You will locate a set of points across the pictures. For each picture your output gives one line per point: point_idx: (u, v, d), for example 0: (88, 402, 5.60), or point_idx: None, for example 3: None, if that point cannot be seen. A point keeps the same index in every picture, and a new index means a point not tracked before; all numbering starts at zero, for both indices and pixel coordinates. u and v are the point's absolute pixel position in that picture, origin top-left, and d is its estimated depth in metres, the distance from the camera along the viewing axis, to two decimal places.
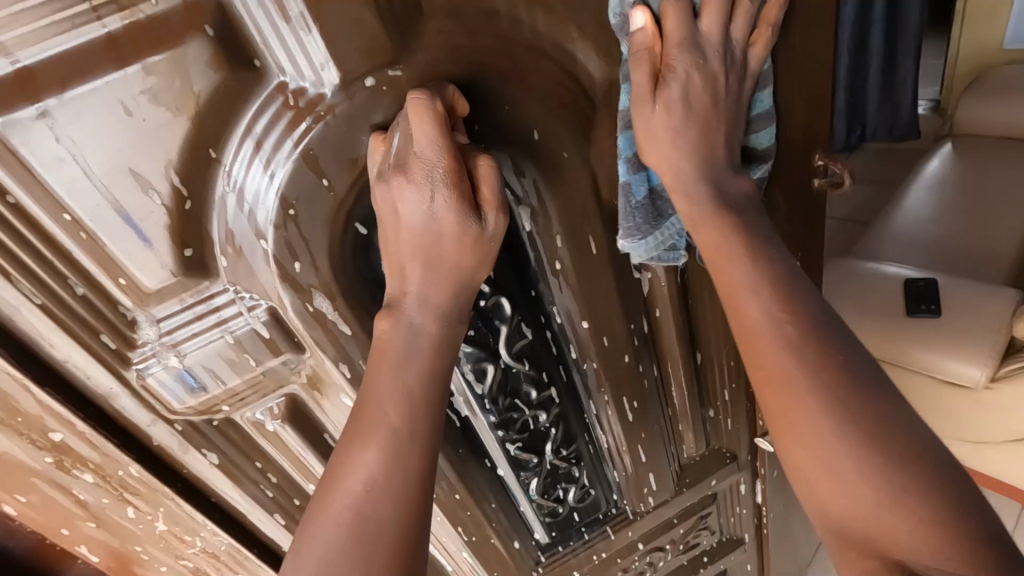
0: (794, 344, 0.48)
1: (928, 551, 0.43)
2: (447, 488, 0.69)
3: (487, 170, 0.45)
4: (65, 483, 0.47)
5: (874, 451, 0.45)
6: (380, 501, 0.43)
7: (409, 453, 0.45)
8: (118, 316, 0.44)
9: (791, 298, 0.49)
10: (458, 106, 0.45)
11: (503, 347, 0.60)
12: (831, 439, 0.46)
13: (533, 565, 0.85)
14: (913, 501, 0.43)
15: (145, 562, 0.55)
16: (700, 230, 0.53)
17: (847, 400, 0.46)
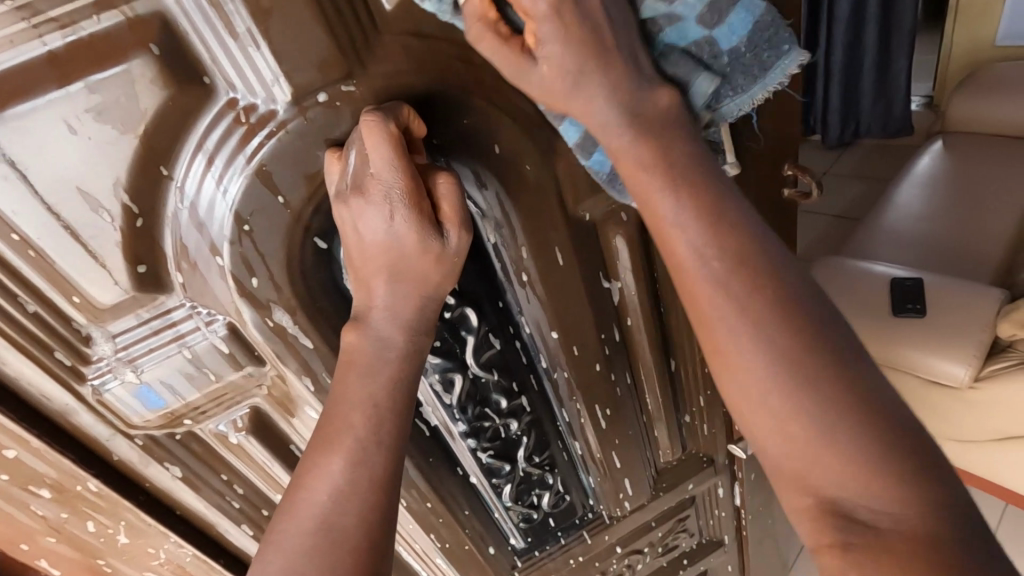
0: (725, 281, 0.43)
1: (871, 497, 0.40)
2: (419, 496, 0.69)
3: (448, 188, 0.45)
4: (22, 498, 0.47)
5: (816, 396, 0.41)
6: (345, 507, 0.44)
7: (375, 461, 0.45)
8: (72, 332, 0.44)
9: (731, 240, 0.43)
10: (415, 126, 0.44)
11: (470, 357, 0.60)
12: (764, 374, 0.43)
13: (509, 569, 0.85)
14: (851, 443, 0.40)
15: (109, 574, 0.55)
16: (623, 157, 0.44)
17: (788, 341, 0.42)
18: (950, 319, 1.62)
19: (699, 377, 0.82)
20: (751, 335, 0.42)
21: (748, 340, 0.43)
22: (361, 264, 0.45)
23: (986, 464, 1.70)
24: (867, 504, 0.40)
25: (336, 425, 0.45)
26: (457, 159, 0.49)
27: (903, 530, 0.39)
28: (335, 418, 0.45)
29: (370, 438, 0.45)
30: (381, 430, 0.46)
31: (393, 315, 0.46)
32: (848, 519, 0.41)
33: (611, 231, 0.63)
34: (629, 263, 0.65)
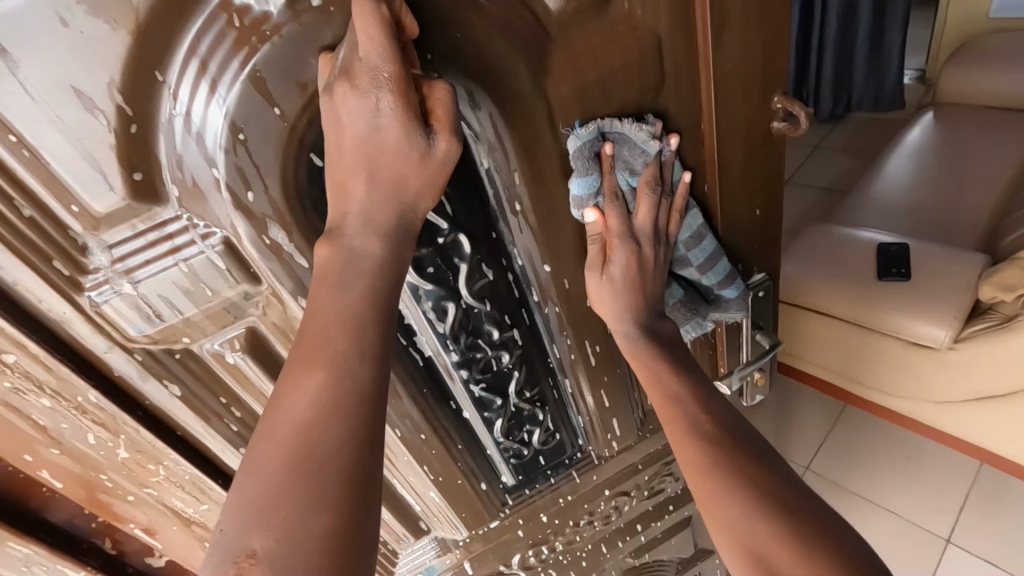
0: (707, 435, 0.61)
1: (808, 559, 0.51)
2: (413, 428, 0.70)
3: (443, 92, 0.46)
4: (23, 406, 0.48)
5: (773, 512, 0.55)
6: (325, 425, 0.44)
7: (359, 375, 0.45)
8: (69, 240, 0.44)
9: (709, 406, 0.64)
10: (409, 22, 0.44)
11: (463, 285, 0.61)
12: (737, 493, 0.57)
13: (500, 506, 0.88)
14: (799, 541, 0.52)
15: (109, 491, 0.56)
16: (636, 359, 0.66)
17: (748, 474, 0.58)
18: (934, 280, 1.66)
19: None
20: (719, 460, 0.59)
21: (716, 469, 0.59)
22: (353, 171, 0.46)
23: (962, 423, 1.75)
24: None
25: (326, 334, 0.46)
26: (448, 73, 0.50)
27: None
28: (325, 327, 0.46)
29: (359, 346, 0.46)
30: (370, 340, 0.46)
31: (384, 226, 0.47)
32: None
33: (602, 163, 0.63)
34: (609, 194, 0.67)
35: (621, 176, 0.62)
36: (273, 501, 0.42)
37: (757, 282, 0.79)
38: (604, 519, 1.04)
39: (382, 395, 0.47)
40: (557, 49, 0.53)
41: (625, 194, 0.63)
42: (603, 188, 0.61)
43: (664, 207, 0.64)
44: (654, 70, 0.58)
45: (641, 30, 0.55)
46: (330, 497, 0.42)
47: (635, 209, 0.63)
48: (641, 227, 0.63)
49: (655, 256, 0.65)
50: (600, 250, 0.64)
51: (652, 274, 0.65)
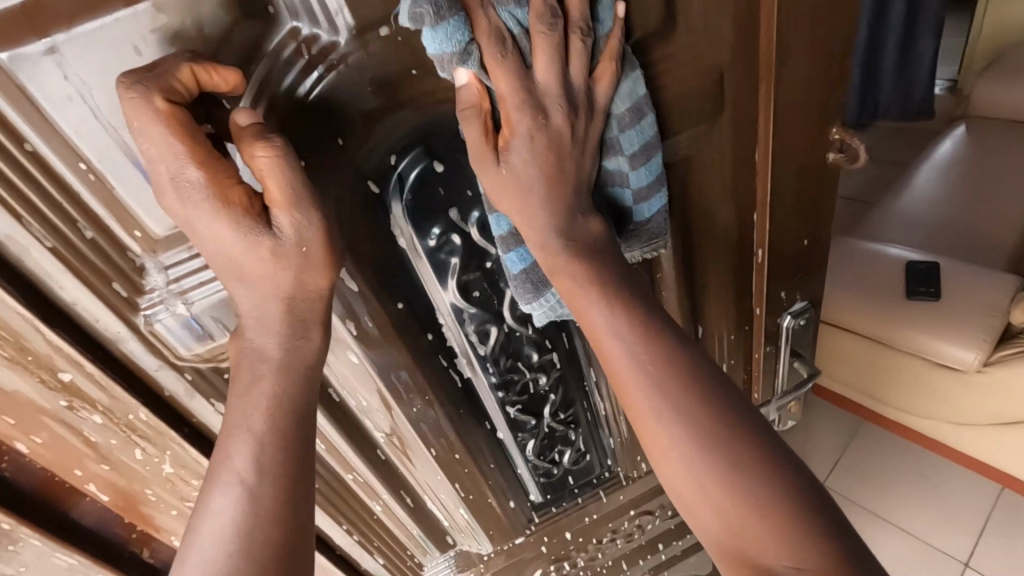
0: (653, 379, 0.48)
1: (799, 558, 0.40)
2: (447, 448, 0.70)
3: (264, 162, 0.39)
4: (75, 422, 0.48)
5: (727, 444, 0.45)
6: (235, 547, 0.41)
7: (263, 492, 0.42)
8: (127, 262, 0.44)
9: (673, 358, 0.48)
10: (226, 80, 0.38)
11: (507, 310, 0.61)
12: (684, 451, 0.46)
13: (526, 522, 0.88)
14: (748, 476, 0.44)
15: (152, 505, 0.56)
16: (559, 276, 0.51)
17: (650, 322, 0.49)
18: (963, 302, 1.61)
19: (725, 344, 0.77)
20: (677, 432, 0.46)
21: (665, 407, 0.47)
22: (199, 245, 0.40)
23: (988, 449, 1.71)
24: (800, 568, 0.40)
25: (225, 445, 0.44)
26: None
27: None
28: (242, 422, 0.44)
29: (276, 450, 0.44)
30: (291, 439, 0.44)
31: None
32: None
33: None
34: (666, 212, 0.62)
35: (505, 11, 0.43)
36: None
37: (799, 310, 0.78)
38: (627, 537, 1.03)
39: (296, 501, 0.44)
40: None
41: (517, 42, 0.44)
42: (476, 38, 0.43)
43: (574, 60, 0.46)
44: (713, 98, 0.56)
45: (704, 61, 0.54)
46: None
47: (532, 63, 0.45)
48: (546, 89, 0.46)
49: (574, 125, 0.48)
50: (482, 130, 0.46)
51: (568, 154, 0.49)
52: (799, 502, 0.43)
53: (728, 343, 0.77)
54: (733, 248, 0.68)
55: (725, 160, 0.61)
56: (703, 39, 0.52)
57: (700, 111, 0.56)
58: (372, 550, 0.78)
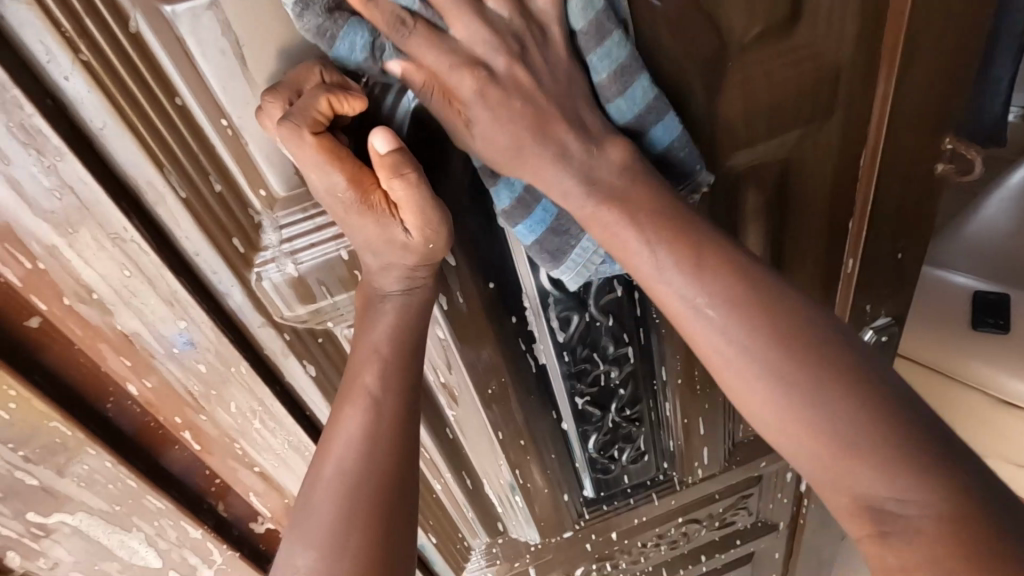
0: (719, 312, 0.42)
1: (900, 486, 0.37)
2: (514, 433, 0.71)
3: (397, 185, 0.42)
4: (181, 370, 0.50)
5: (812, 373, 0.40)
6: (360, 461, 0.46)
7: (387, 405, 0.48)
8: (247, 218, 0.45)
9: (731, 271, 0.42)
10: (355, 108, 0.40)
11: (591, 298, 0.61)
12: (766, 392, 0.41)
13: (577, 517, 0.87)
14: (842, 399, 0.39)
15: (238, 460, 0.58)
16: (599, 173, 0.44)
17: (704, 245, 0.43)
18: None
19: None
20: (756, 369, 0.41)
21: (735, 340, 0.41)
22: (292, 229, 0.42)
23: None
24: (900, 498, 0.37)
25: (360, 365, 0.49)
26: None
27: (936, 520, 0.36)
28: (369, 346, 0.49)
29: (398, 382, 0.48)
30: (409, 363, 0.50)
31: None
32: (877, 510, 0.38)
33: (748, 187, 0.59)
34: (759, 212, 0.61)
35: None
36: (319, 534, 0.44)
37: (883, 326, 0.75)
38: (671, 544, 1.02)
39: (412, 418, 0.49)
40: (735, 67, 0.51)
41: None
42: None
43: None
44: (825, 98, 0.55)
45: (821, 57, 0.52)
46: (362, 527, 0.45)
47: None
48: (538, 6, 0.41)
49: None
50: None
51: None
52: (892, 416, 0.38)
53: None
54: (821, 256, 0.67)
55: (824, 164, 0.60)
56: (824, 35, 0.51)
57: (808, 110, 0.55)
58: (427, 529, 0.78)
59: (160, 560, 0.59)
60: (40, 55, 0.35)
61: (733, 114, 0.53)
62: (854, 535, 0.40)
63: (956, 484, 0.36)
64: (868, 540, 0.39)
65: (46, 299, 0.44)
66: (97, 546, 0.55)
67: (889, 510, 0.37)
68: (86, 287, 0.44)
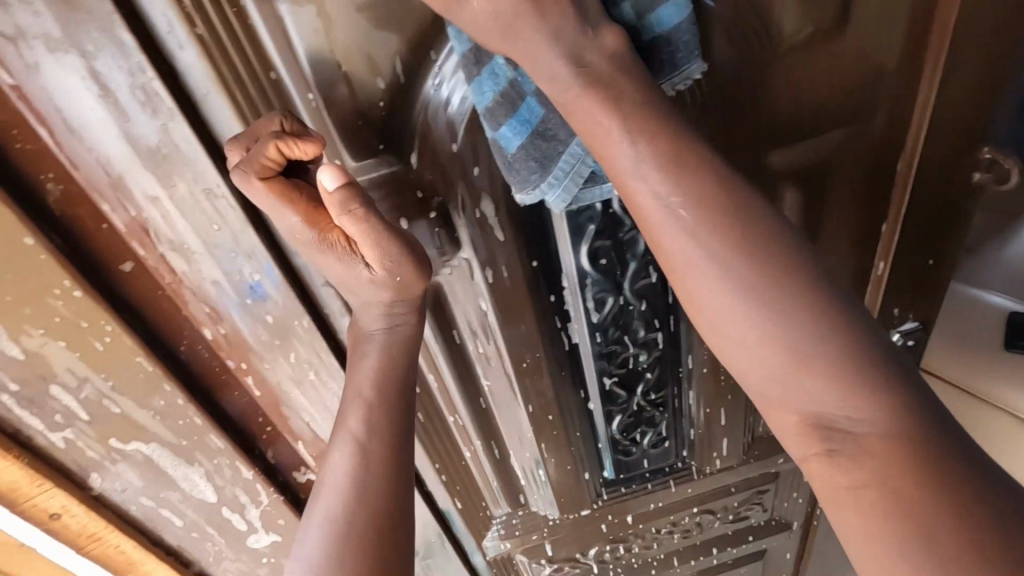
0: (693, 222, 0.42)
1: (856, 408, 0.40)
2: (544, 408, 0.75)
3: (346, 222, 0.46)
4: (251, 320, 0.55)
5: (769, 281, 0.41)
6: (367, 475, 0.54)
7: (379, 408, 0.55)
8: (320, 184, 0.50)
9: (718, 180, 0.42)
10: (308, 149, 0.44)
11: (626, 282, 0.64)
12: (728, 298, 0.42)
13: (595, 496, 0.91)
14: (794, 312, 0.41)
15: (291, 409, 0.63)
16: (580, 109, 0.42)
17: (683, 152, 0.42)
18: None
19: None
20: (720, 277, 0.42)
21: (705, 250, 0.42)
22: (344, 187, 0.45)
23: None
24: (849, 415, 0.40)
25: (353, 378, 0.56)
26: None
27: (880, 439, 0.39)
28: None
29: None
30: None
31: None
32: (828, 430, 0.41)
33: (785, 182, 0.62)
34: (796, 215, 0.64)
35: None
36: (327, 522, 0.52)
37: (910, 329, 0.76)
38: (684, 533, 1.04)
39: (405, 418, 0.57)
40: (781, 66, 0.53)
41: None
42: None
43: None
44: (865, 102, 0.58)
45: (864, 62, 0.55)
46: (362, 519, 0.53)
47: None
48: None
49: None
50: None
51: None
52: (852, 342, 0.40)
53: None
54: (853, 257, 0.69)
55: (859, 165, 0.62)
56: (868, 42, 0.54)
57: (848, 114, 0.58)
58: (454, 493, 0.83)
59: (215, 495, 0.64)
60: (162, 26, 0.40)
61: (776, 113, 0.56)
62: (800, 454, 0.43)
63: (900, 392, 0.40)
64: (814, 458, 0.42)
65: (143, 245, 0.49)
66: (163, 475, 0.60)
67: (837, 427, 0.41)
68: (178, 237, 0.49)
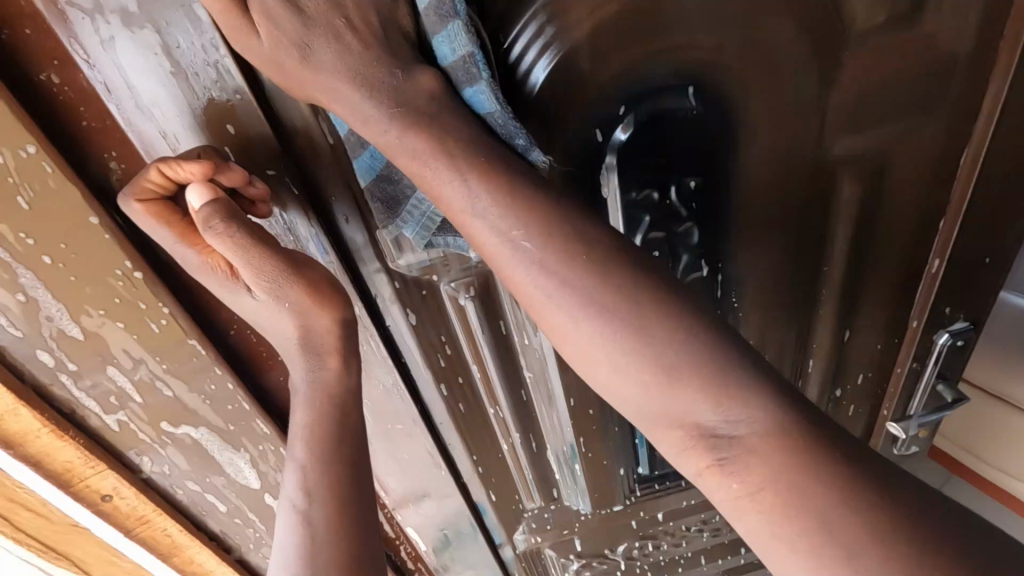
0: (547, 257, 0.43)
1: (726, 411, 0.40)
2: (584, 402, 0.74)
3: (212, 237, 0.44)
4: None
5: (617, 309, 0.42)
6: (318, 508, 0.46)
7: (329, 430, 0.49)
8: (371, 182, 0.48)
9: (554, 211, 0.44)
10: (193, 171, 0.42)
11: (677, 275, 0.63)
12: (604, 339, 0.43)
13: (628, 492, 0.90)
14: (670, 339, 0.41)
15: None
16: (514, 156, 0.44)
17: (515, 184, 0.43)
18: None
19: (867, 354, 0.78)
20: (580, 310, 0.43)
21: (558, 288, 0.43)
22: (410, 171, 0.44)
23: None
24: (727, 421, 0.40)
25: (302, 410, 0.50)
26: (733, 67, 0.51)
27: (762, 436, 0.39)
28: None
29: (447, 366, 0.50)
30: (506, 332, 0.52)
31: None
32: (716, 440, 0.40)
33: (841, 175, 0.61)
34: (851, 205, 0.63)
35: None
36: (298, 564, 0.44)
37: (960, 329, 0.73)
38: (713, 532, 1.03)
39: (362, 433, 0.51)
40: (847, 54, 0.53)
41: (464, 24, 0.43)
42: None
43: None
44: (928, 93, 0.57)
45: (936, 51, 0.54)
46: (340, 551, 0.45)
47: None
48: None
49: None
50: None
51: None
52: (716, 355, 0.41)
53: (830, 354, 0.77)
54: (905, 250, 0.68)
55: (920, 158, 0.61)
56: (941, 30, 0.53)
57: (912, 106, 0.57)
58: (488, 485, 0.82)
59: (258, 482, 0.63)
60: None
61: (837, 102, 0.56)
62: (696, 469, 0.41)
63: (782, 400, 0.40)
64: (706, 471, 0.41)
65: None
66: (210, 460, 0.60)
67: (719, 435, 0.40)
68: None
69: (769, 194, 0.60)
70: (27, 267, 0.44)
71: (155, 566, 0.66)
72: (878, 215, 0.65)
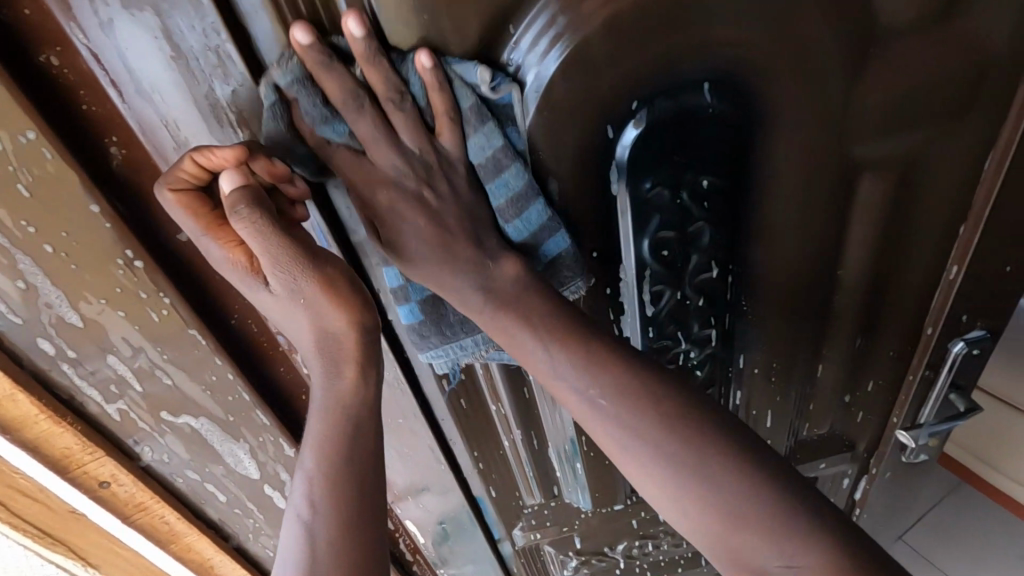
0: (620, 415, 0.49)
1: (789, 552, 0.43)
2: None
3: (239, 226, 0.40)
4: None
5: (687, 454, 0.46)
6: (319, 522, 0.43)
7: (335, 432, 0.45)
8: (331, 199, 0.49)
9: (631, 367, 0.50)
10: (226, 157, 0.41)
11: (686, 275, 0.61)
12: (666, 478, 0.47)
13: (629, 492, 0.89)
14: (741, 484, 0.45)
15: None
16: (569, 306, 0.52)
17: (592, 344, 0.50)
18: None
19: (881, 362, 0.76)
20: (652, 456, 0.47)
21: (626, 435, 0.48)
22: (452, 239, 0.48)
23: None
24: (786, 561, 0.43)
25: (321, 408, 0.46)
26: (755, 66, 0.50)
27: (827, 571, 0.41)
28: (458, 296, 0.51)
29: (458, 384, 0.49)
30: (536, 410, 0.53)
31: None
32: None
33: (861, 177, 0.59)
34: (871, 208, 0.61)
35: None
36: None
37: (976, 338, 0.70)
38: None
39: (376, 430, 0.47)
40: (876, 56, 0.51)
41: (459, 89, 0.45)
42: None
43: None
44: (956, 96, 0.55)
45: (969, 51, 0.52)
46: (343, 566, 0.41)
47: None
48: None
49: None
50: None
51: None
52: (780, 498, 0.44)
53: (842, 359, 0.75)
54: (925, 255, 0.66)
55: (943, 163, 0.59)
56: (975, 28, 0.51)
57: (942, 108, 0.55)
58: (488, 481, 0.82)
59: (257, 472, 0.63)
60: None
61: (860, 104, 0.54)
62: None
63: (815, 518, 0.43)
64: None
65: None
66: (208, 449, 0.59)
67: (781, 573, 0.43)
68: None
69: (785, 194, 0.58)
70: (25, 254, 0.44)
71: (151, 552, 0.66)
72: (898, 220, 0.63)
